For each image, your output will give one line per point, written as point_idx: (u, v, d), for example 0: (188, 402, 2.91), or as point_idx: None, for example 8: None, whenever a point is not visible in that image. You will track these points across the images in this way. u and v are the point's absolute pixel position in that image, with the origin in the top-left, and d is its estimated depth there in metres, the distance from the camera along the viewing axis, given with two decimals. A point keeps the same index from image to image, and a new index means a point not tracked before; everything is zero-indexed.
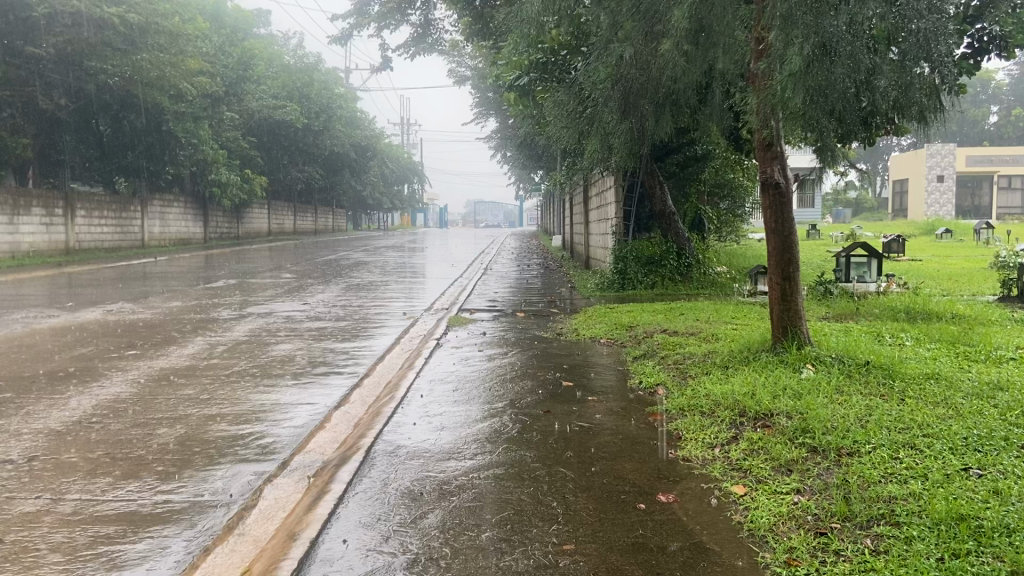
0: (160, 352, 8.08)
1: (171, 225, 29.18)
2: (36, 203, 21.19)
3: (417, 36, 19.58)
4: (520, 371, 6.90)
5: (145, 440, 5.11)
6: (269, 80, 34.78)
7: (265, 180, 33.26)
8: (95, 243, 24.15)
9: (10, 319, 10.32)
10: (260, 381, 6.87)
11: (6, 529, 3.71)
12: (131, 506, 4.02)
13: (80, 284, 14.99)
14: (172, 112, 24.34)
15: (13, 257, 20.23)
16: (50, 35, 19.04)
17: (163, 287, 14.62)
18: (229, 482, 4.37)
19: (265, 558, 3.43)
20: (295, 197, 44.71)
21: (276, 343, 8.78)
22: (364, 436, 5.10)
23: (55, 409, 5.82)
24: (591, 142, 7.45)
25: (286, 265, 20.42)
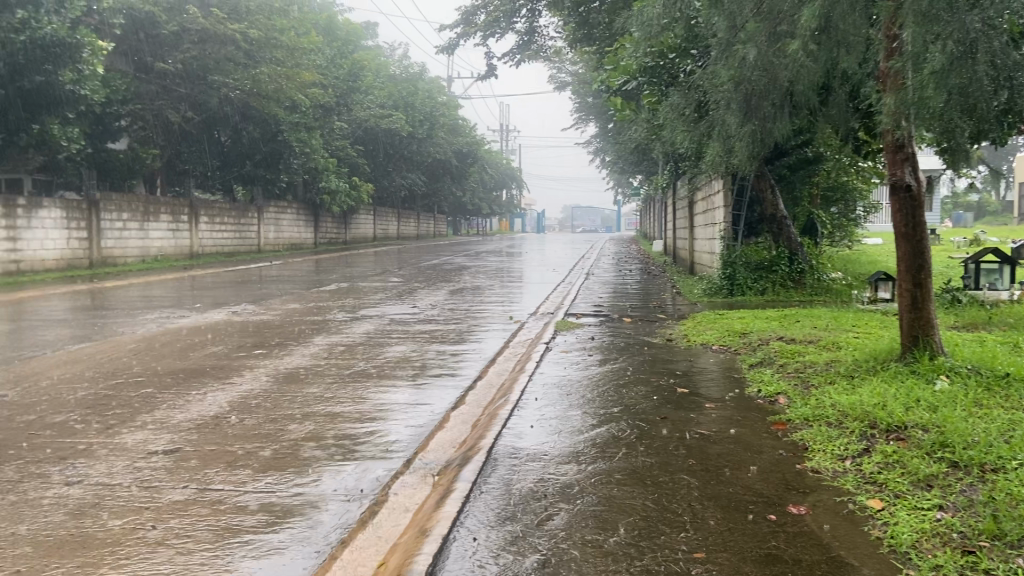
0: (284, 352, 8.47)
1: (285, 230, 30.47)
2: (163, 210, 22.55)
3: (521, 43, 19.80)
4: (633, 377, 6.85)
5: (278, 435, 5.38)
6: (376, 90, 35.82)
7: (371, 187, 34.24)
8: (216, 247, 25.46)
9: (147, 319, 11.00)
10: (378, 381, 7.12)
11: (160, 516, 3.97)
12: (270, 497, 4.23)
13: (203, 286, 15.97)
14: (287, 122, 25.38)
15: (143, 261, 21.58)
16: (180, 51, 20.73)
17: (280, 288, 15.63)
18: (360, 478, 4.55)
19: (400, 553, 3.55)
20: (398, 203, 45.87)
21: (391, 345, 9.05)
22: (483, 437, 5.21)
23: (194, 403, 6.22)
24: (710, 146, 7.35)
25: (393, 269, 21.00)
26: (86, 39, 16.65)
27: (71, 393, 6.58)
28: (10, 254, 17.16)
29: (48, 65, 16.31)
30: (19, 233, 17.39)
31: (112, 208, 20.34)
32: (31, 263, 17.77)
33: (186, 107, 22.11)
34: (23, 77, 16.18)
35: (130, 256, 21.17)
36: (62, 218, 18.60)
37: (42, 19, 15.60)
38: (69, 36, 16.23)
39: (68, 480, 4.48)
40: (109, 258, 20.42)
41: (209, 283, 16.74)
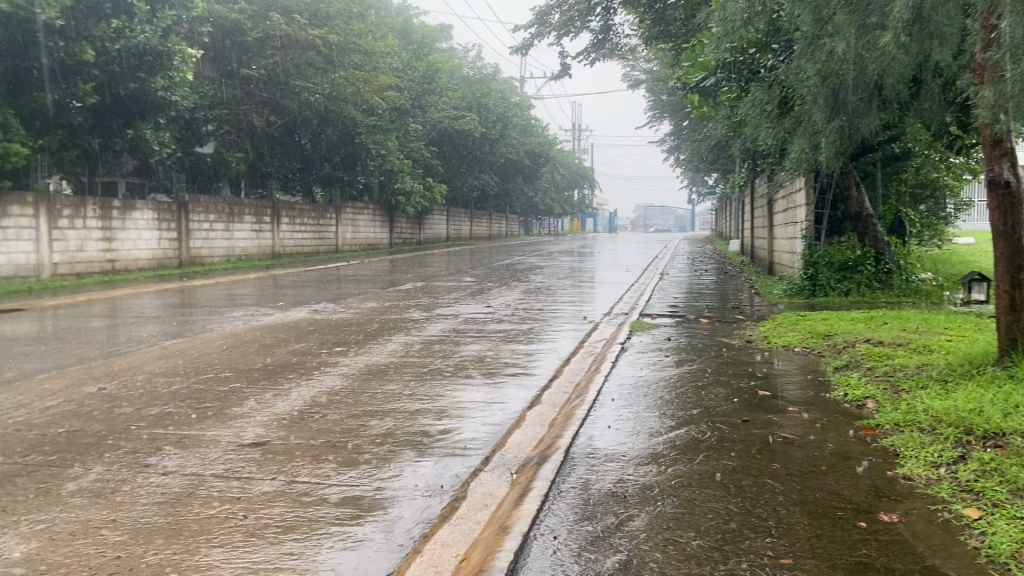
0: (364, 349, 8.66)
1: (362, 231, 31.13)
2: (247, 211, 23.33)
3: (596, 42, 19.70)
4: (712, 379, 6.74)
5: (360, 430, 5.51)
6: (450, 92, 36.22)
7: (444, 187, 34.63)
8: (297, 247, 26.19)
9: (233, 316, 11.42)
10: (456, 379, 7.20)
11: (250, 506, 4.11)
12: (354, 490, 4.34)
13: (285, 286, 16.47)
14: (364, 125, 25.92)
15: (229, 260, 22.38)
16: (263, 57, 21.42)
17: (358, 287, 15.95)
18: (440, 474, 4.61)
19: (481, 548, 3.58)
20: (471, 203, 46.27)
21: (467, 343, 9.14)
22: (560, 436, 5.20)
23: (280, 398, 6.43)
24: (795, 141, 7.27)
25: (466, 269, 21.19)
26: (176, 46, 17.35)
27: (165, 386, 6.87)
28: (107, 253, 18.04)
29: (142, 73, 17.07)
30: (115, 233, 18.26)
31: (199, 210, 21.15)
32: (125, 262, 18.64)
33: (269, 111, 22.85)
34: (118, 84, 16.97)
35: (216, 256, 21.96)
36: (153, 219, 19.45)
37: (135, 28, 16.33)
38: (160, 44, 16.94)
39: (164, 470, 4.68)
40: (197, 258, 21.22)
41: (291, 283, 17.24)
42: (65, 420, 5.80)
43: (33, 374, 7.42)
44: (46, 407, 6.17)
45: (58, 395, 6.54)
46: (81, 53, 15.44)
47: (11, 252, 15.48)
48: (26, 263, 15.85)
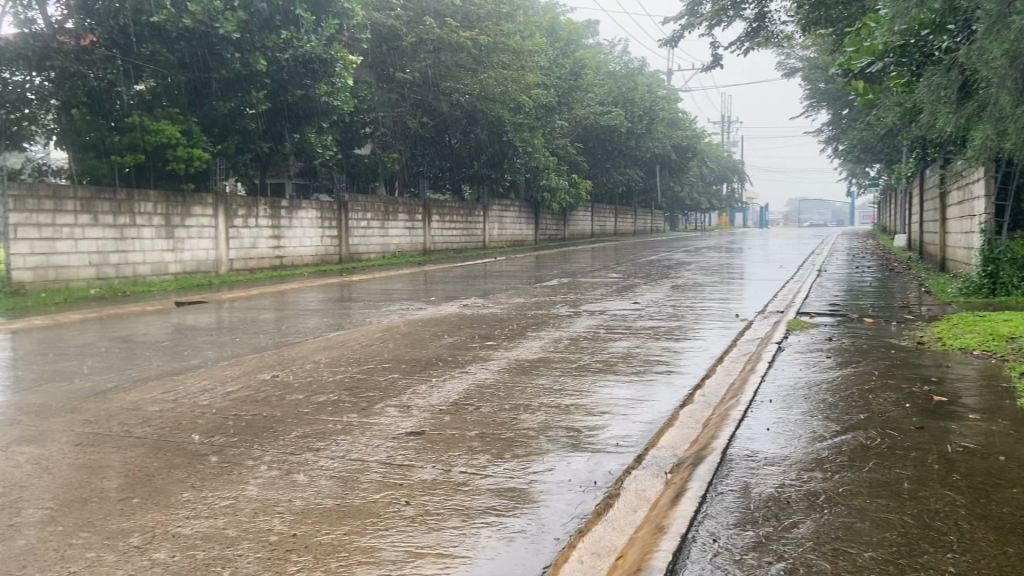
0: (514, 344, 8.82)
1: (509, 228, 31.64)
2: (401, 210, 24.31)
3: (750, 30, 19.02)
4: (879, 381, 6.35)
5: (513, 423, 5.63)
6: (595, 87, 36.14)
7: (590, 184, 34.59)
8: (446, 244, 27.01)
9: (389, 310, 11.94)
10: (604, 375, 7.20)
11: (412, 492, 4.29)
12: (509, 482, 4.44)
13: (437, 281, 17.04)
14: (511, 123, 26.39)
15: (384, 257, 23.41)
16: (416, 61, 22.33)
17: (505, 283, 16.22)
18: (592, 470, 4.62)
19: (638, 546, 3.56)
20: (616, 199, 45.95)
21: (615, 340, 9.11)
22: (716, 437, 5.07)
23: (436, 389, 6.67)
24: (986, 122, 7.99)
25: (611, 265, 21.05)
26: (339, 54, 18.23)
27: (330, 375, 7.30)
28: (276, 250, 19.31)
29: (307, 80, 18.13)
30: (283, 231, 19.51)
31: (357, 208, 22.26)
32: (292, 258, 19.90)
33: (422, 113, 23.74)
34: (287, 90, 18.14)
35: (372, 253, 23.04)
36: (316, 217, 20.67)
37: (302, 38, 17.41)
38: (325, 52, 17.90)
39: (332, 455, 4.96)
40: (356, 255, 22.36)
41: (442, 278, 17.77)
42: (243, 405, 6.28)
43: (215, 361, 8.10)
44: (227, 392, 6.70)
45: (236, 382, 7.09)
46: (254, 63, 16.70)
47: (195, 249, 16.92)
48: (207, 259, 17.26)
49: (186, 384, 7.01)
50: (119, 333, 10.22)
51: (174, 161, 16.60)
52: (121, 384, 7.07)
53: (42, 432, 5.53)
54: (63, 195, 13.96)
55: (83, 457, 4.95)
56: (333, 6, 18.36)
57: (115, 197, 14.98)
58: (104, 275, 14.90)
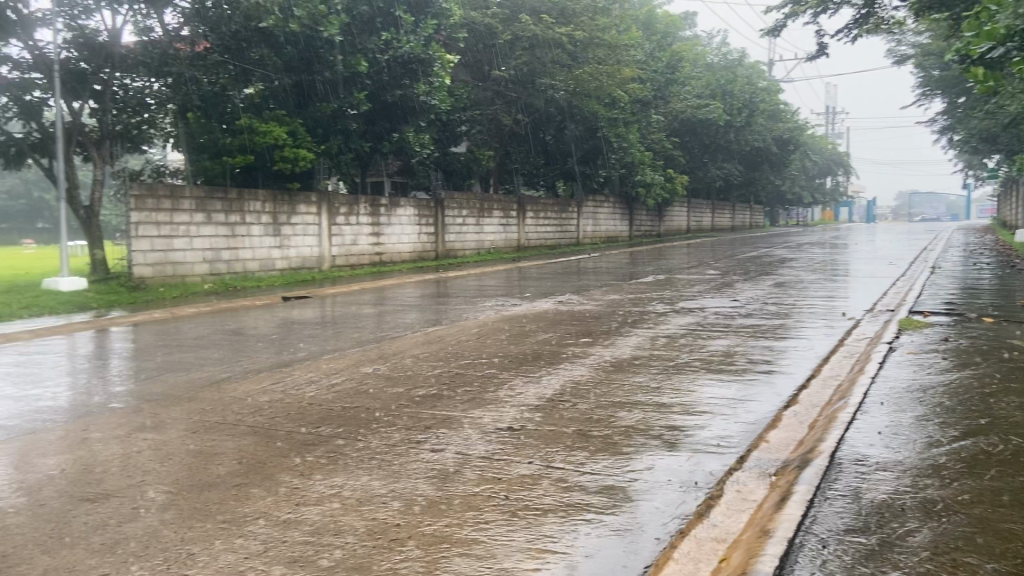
0: (609, 341, 8.75)
1: (603, 224, 31.43)
2: (496, 207, 24.51)
3: (859, 18, 18.24)
4: (1001, 385, 5.98)
5: (610, 420, 5.58)
6: (693, 79, 35.41)
7: (686, 178, 33.99)
8: (540, 240, 27.08)
9: (485, 306, 12.06)
10: (703, 374, 7.05)
11: (511, 487, 4.32)
12: (608, 480, 4.41)
13: (530, 277, 17.13)
14: (606, 118, 26.25)
15: (479, 253, 23.67)
16: (512, 58, 22.46)
17: (599, 279, 16.12)
18: (693, 470, 4.53)
19: (742, 550, 3.48)
20: (713, 194, 44.99)
21: (714, 338, 8.91)
22: (823, 440, 4.89)
23: (533, 385, 6.70)
24: None
25: (708, 262, 20.61)
26: (437, 53, 18.50)
27: (429, 370, 7.43)
28: (376, 247, 19.81)
29: (406, 79, 18.51)
30: (383, 228, 20.01)
31: (453, 205, 22.58)
32: (391, 254, 20.39)
33: (517, 109, 23.91)
34: (387, 91, 18.58)
35: (468, 249, 23.32)
36: (414, 215, 21.10)
37: (402, 39, 17.79)
38: (423, 52, 18.24)
39: (432, 448, 5.06)
40: (452, 251, 22.71)
41: (536, 274, 17.82)
42: (347, 397, 6.47)
43: (319, 354, 8.37)
44: (331, 384, 6.92)
45: (340, 374, 7.32)
46: (356, 65, 17.14)
47: (300, 245, 17.57)
48: (311, 255, 17.89)
49: (293, 376, 7.28)
50: (230, 326, 10.71)
51: (281, 161, 17.22)
52: (233, 375, 7.41)
53: (161, 420, 5.85)
54: (180, 195, 14.73)
55: (200, 444, 5.21)
56: (432, 7, 18.68)
57: (227, 197, 15.70)
58: (217, 271, 15.65)
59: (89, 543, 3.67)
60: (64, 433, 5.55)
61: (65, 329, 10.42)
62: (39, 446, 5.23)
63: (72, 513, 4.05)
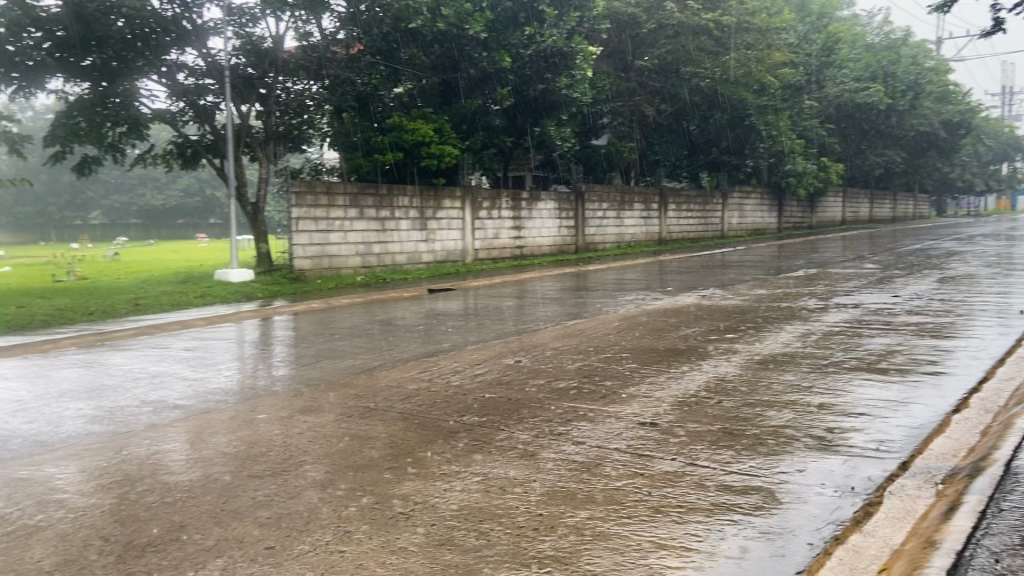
0: (757, 337, 8.44)
1: (749, 216, 30.34)
2: (637, 199, 24.23)
3: None
4: None
5: (758, 420, 5.39)
6: (851, 62, 33.50)
7: (841, 166, 32.19)
8: (682, 233, 26.52)
9: (626, 299, 11.95)
10: (859, 374, 6.67)
11: (654, 483, 4.26)
12: (756, 481, 4.26)
13: (671, 270, 16.79)
14: (754, 105, 25.62)
15: (619, 246, 23.48)
16: (656, 47, 22.10)
17: (744, 273, 15.58)
18: (849, 475, 4.30)
19: (904, 560, 3.26)
20: (871, 183, 42.41)
21: (872, 336, 8.40)
22: (997, 447, 4.50)
23: (676, 381, 6.58)
24: None
25: (865, 255, 19.39)
26: (579, 45, 18.45)
27: (570, 362, 7.46)
28: (517, 240, 20.10)
29: (548, 74, 18.63)
30: (525, 222, 20.26)
31: (594, 198, 22.52)
32: (532, 248, 20.61)
33: (661, 100, 23.80)
34: (530, 85, 18.78)
35: (608, 243, 23.22)
36: (555, 208, 21.24)
37: (545, 33, 17.91)
38: (565, 45, 18.28)
39: (574, 440, 5.08)
40: (592, 244, 22.68)
41: (678, 268, 17.44)
42: (490, 387, 6.61)
43: (464, 345, 8.60)
44: (476, 374, 7.09)
45: (483, 365, 7.50)
46: (500, 60, 17.42)
47: (445, 239, 18.10)
48: (455, 249, 18.38)
49: (439, 366, 7.52)
50: (381, 316, 11.22)
51: (428, 158, 17.67)
52: (383, 363, 7.75)
53: (320, 403, 6.21)
54: (335, 191, 15.50)
55: (354, 428, 5.50)
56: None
57: (378, 192, 16.38)
58: (368, 263, 16.38)
59: (256, 517, 3.95)
60: (234, 412, 6.01)
61: (234, 317, 11.26)
62: (212, 424, 5.69)
63: (241, 488, 4.38)
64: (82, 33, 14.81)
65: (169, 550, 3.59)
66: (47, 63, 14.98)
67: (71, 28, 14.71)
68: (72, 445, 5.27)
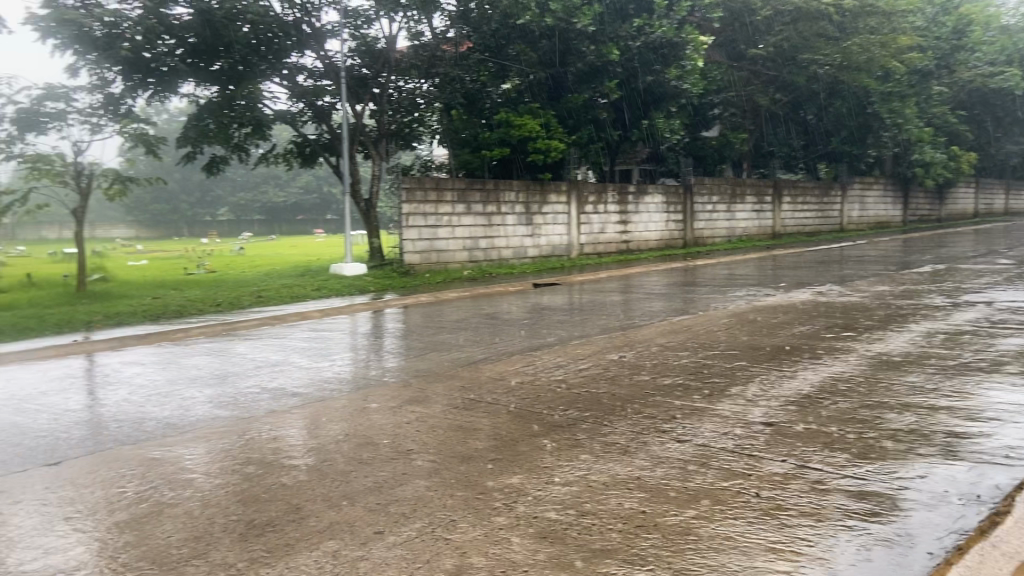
0: (876, 336, 8.06)
1: (871, 208, 28.89)
2: (749, 192, 23.52)
3: None
4: None
5: (875, 422, 5.16)
6: (985, 45, 31.02)
7: (974, 156, 30.14)
8: (798, 227, 25.59)
9: (736, 295, 11.65)
10: (991, 376, 6.26)
11: (762, 484, 4.16)
12: (872, 486, 4.08)
13: (785, 266, 16.20)
14: (878, 93, 24.44)
15: (730, 241, 22.88)
16: (771, 34, 21.40)
17: (864, 269, 14.87)
18: (975, 482, 4.06)
19: None
20: (1008, 174, 39.57)
21: (1006, 336, 7.86)
22: None
23: (787, 380, 6.38)
24: None
25: (1000, 250, 18.09)
26: (690, 36, 17.96)
27: (676, 359, 7.36)
28: (623, 235, 19.92)
29: (658, 65, 18.36)
30: (631, 216, 20.05)
31: (704, 191, 22.02)
32: (638, 242, 20.38)
33: (776, 89, 23.16)
34: (638, 77, 18.57)
35: (718, 237, 22.68)
36: (662, 202, 20.91)
37: (654, 23, 17.53)
38: (675, 35, 17.84)
39: (679, 438, 5.02)
40: (701, 239, 22.21)
41: (792, 264, 16.82)
42: (594, 382, 6.60)
43: (568, 339, 8.62)
44: (579, 369, 7.11)
45: (587, 360, 7.49)
46: (607, 53, 17.32)
47: (551, 234, 18.17)
48: (561, 243, 18.42)
49: (543, 360, 7.57)
50: (487, 310, 11.38)
51: (534, 153, 17.76)
52: (489, 356, 7.87)
53: (428, 394, 6.38)
54: (444, 187, 15.81)
55: (460, 419, 5.61)
56: None
57: (485, 188, 16.59)
58: (474, 258, 16.65)
59: (367, 502, 4.11)
60: (347, 401, 6.26)
61: (348, 309, 11.70)
62: (327, 412, 5.96)
63: (352, 474, 4.55)
64: (211, 39, 15.65)
65: (286, 531, 3.79)
66: (180, 68, 15.96)
67: (201, 35, 15.56)
68: (200, 428, 5.63)
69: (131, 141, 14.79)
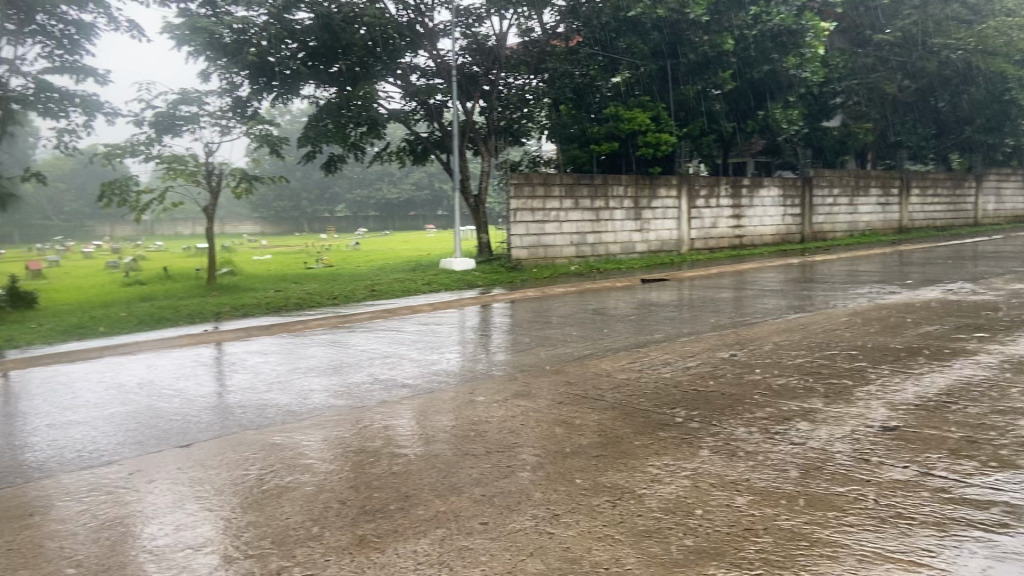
0: (1013, 338, 7.52)
1: (1009, 201, 26.95)
2: (874, 184, 22.38)
3: None
4: None
5: (1009, 429, 4.81)
6: None
7: None
8: (927, 221, 24.18)
9: (856, 292, 11.15)
10: None
11: (881, 491, 3.96)
12: (1002, 496, 3.82)
13: (912, 262, 15.32)
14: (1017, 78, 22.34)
15: (852, 236, 21.85)
16: (899, 19, 21.08)
17: (1001, 266, 13.89)
18: None
19: None
20: None
21: None
22: None
23: (910, 382, 6.05)
24: None
25: None
26: (811, 22, 17.36)
27: (790, 358, 7.10)
28: (736, 230, 19.35)
29: (775, 53, 17.81)
30: (745, 210, 19.48)
31: (824, 183, 21.12)
32: (752, 237, 19.78)
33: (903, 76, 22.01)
34: (753, 67, 18.04)
35: (839, 231, 21.69)
36: (779, 195, 20.20)
37: (771, 11, 17.12)
38: (795, 22, 17.31)
39: (792, 440, 4.84)
40: (820, 234, 21.30)
41: (920, 259, 15.89)
42: (702, 380, 6.47)
43: (677, 336, 8.48)
44: (688, 367, 6.97)
45: (696, 358, 7.33)
46: (722, 43, 16.92)
47: (661, 228, 17.90)
48: (671, 238, 18.10)
49: (650, 356, 7.47)
50: (594, 305, 11.36)
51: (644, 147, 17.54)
52: (595, 352, 7.83)
53: (534, 389, 6.42)
54: (552, 182, 15.85)
55: (565, 415, 5.62)
56: None
57: (594, 183, 16.52)
58: (582, 253, 16.60)
59: (472, 493, 4.19)
60: (455, 393, 6.39)
61: (457, 303, 11.93)
62: (436, 403, 6.10)
63: (459, 465, 4.65)
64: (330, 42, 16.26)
65: (395, 518, 3.91)
66: (301, 71, 16.69)
67: (321, 38, 16.18)
68: (317, 415, 5.88)
69: (256, 141, 15.57)
